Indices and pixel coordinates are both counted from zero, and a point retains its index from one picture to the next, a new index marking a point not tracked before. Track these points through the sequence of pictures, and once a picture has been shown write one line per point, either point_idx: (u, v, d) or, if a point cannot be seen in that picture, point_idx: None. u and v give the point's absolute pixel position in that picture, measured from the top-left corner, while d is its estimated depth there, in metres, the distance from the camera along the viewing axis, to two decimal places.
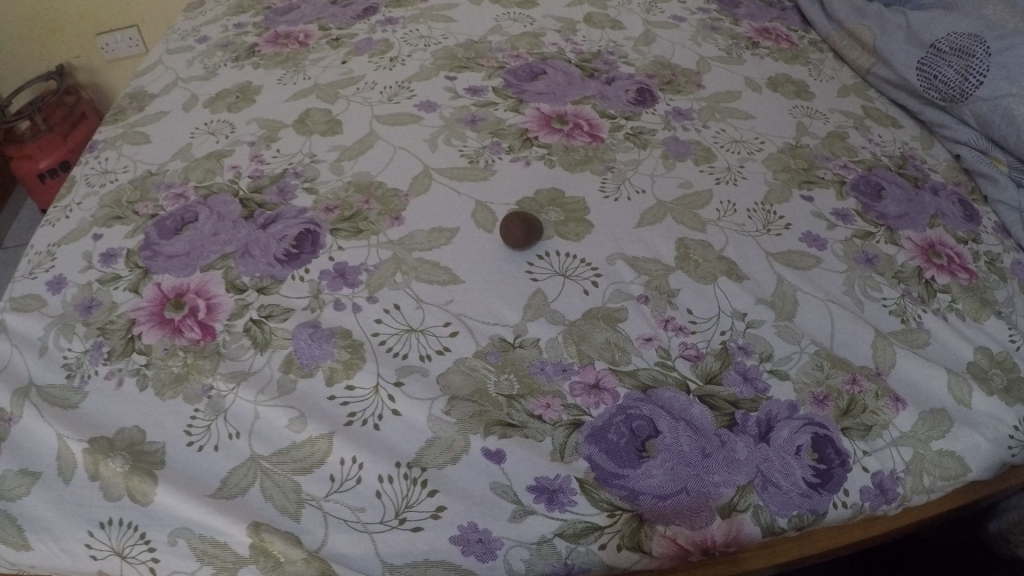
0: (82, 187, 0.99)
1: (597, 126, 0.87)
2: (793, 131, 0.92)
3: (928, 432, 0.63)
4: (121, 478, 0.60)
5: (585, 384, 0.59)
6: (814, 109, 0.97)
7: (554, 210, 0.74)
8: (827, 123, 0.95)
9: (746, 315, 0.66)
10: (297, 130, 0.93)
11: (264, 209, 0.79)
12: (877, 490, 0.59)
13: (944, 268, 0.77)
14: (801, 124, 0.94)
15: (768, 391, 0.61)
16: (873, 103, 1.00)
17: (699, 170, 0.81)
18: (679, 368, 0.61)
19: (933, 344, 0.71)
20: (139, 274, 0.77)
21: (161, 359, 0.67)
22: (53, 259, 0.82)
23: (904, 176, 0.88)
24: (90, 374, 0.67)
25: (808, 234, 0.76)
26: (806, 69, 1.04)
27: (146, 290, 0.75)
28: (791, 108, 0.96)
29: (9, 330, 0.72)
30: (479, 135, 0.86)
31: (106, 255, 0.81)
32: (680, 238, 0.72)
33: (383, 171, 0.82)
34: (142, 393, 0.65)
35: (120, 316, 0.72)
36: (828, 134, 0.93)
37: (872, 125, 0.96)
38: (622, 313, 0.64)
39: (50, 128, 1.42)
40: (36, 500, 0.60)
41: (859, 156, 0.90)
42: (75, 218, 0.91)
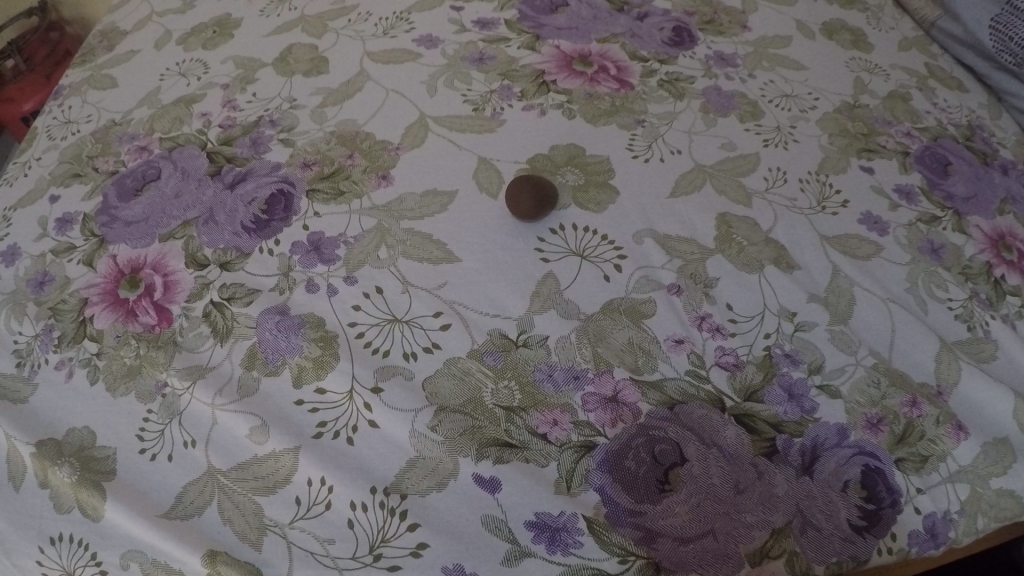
0: (42, 139, 0.88)
1: (626, 70, 0.74)
2: (852, 88, 0.78)
3: (989, 466, 0.54)
4: (69, 489, 0.54)
5: (601, 397, 0.49)
6: (874, 63, 0.82)
7: (572, 172, 0.63)
8: (890, 81, 0.81)
9: (795, 314, 0.55)
10: (275, 70, 0.81)
11: (233, 164, 0.69)
12: (927, 534, 0.51)
13: (1015, 265, 0.66)
14: (859, 80, 0.80)
15: (816, 412, 0.51)
16: (937, 61, 0.85)
17: (744, 129, 0.69)
18: (713, 379, 0.50)
19: (1000, 358, 0.60)
20: (94, 243, 0.68)
21: (113, 348, 0.59)
22: (7, 225, 0.73)
23: (972, 150, 0.75)
24: (40, 363, 0.60)
25: (867, 215, 0.64)
26: (864, 16, 0.89)
27: (100, 265, 0.66)
28: (848, 61, 0.82)
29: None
30: (487, 76, 0.73)
31: (61, 220, 0.72)
32: (723, 212, 0.60)
33: (371, 119, 0.70)
34: (92, 388, 0.58)
35: (72, 294, 0.64)
36: (889, 94, 0.79)
37: (938, 86, 0.82)
38: (648, 308, 0.53)
39: (31, 68, 1.22)
40: None
41: (924, 122, 0.77)
42: (33, 176, 0.81)
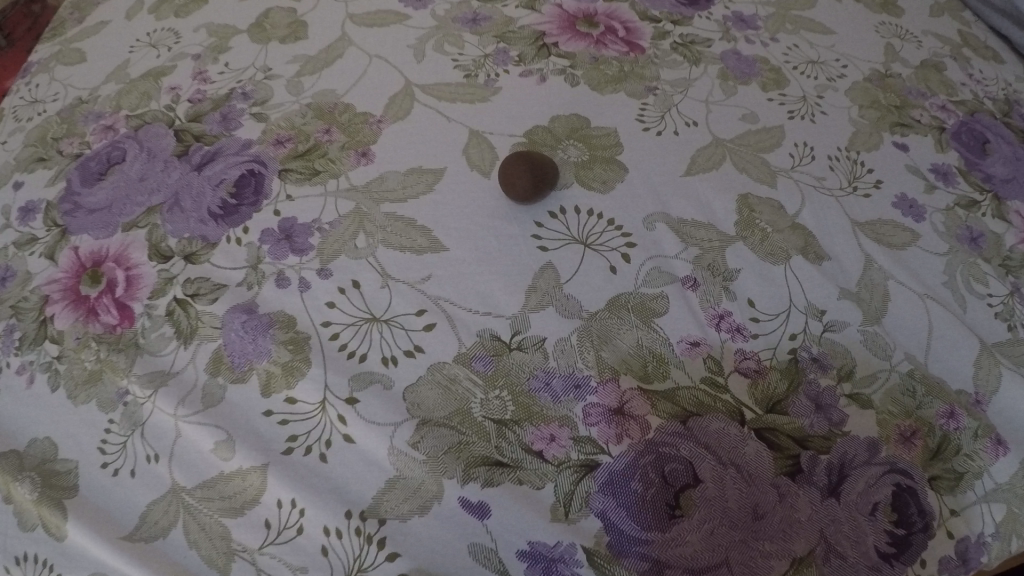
0: (8, 120, 0.82)
1: (635, 32, 0.67)
2: (882, 55, 0.71)
3: None
4: (31, 507, 0.50)
5: (605, 409, 0.43)
6: (904, 29, 0.74)
7: (575, 147, 0.57)
8: (923, 48, 0.73)
9: (825, 313, 0.49)
10: (250, 37, 0.75)
11: (201, 143, 0.63)
12: (958, 560, 0.46)
13: None
14: (890, 47, 0.72)
15: (844, 425, 0.46)
16: (970, 29, 0.77)
17: (767, 99, 0.61)
18: (732, 388, 0.44)
19: None
20: (56, 234, 0.63)
21: (74, 351, 0.55)
22: None
23: (1010, 127, 0.68)
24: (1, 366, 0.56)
25: (902, 198, 0.57)
26: None
27: (62, 258, 0.61)
28: (878, 26, 0.74)
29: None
30: (481, 39, 0.67)
31: (23, 209, 0.67)
32: (745, 193, 0.52)
33: (352, 89, 0.64)
34: (53, 395, 0.53)
35: (33, 291, 0.59)
36: (921, 62, 0.71)
37: (972, 56, 0.74)
38: (660, 304, 0.46)
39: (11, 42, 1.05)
40: None
41: (959, 96, 0.69)
42: None
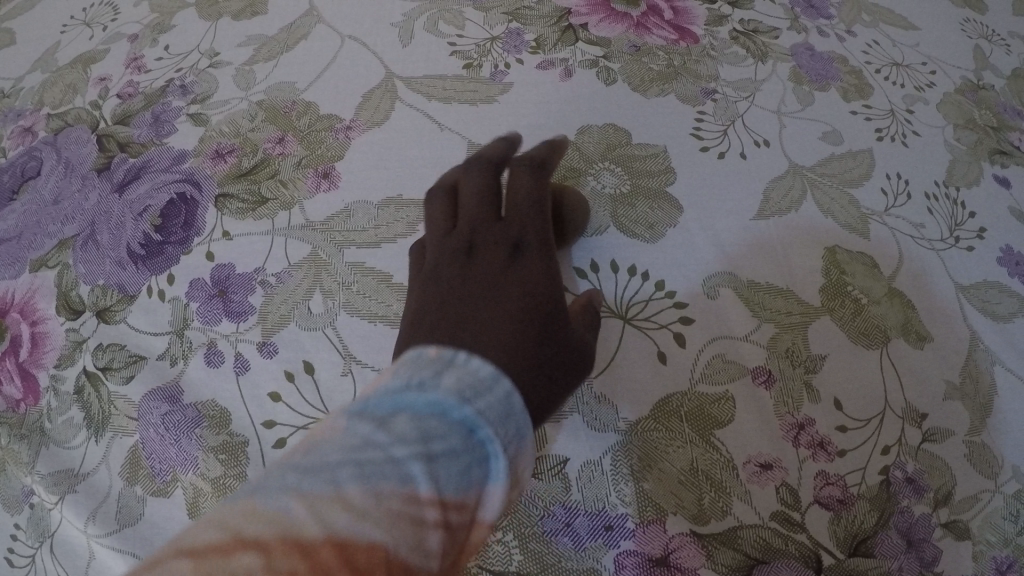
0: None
1: (684, 12, 0.53)
2: (972, 60, 0.57)
3: None
4: None
5: (644, 560, 0.32)
6: (992, 27, 0.60)
7: (611, 170, 0.45)
8: (1013, 53, 0.59)
9: (926, 417, 0.37)
10: (198, 11, 0.61)
11: (126, 155, 0.51)
12: None
13: None
14: (979, 49, 0.58)
15: (938, 564, 0.35)
16: None
17: (849, 111, 0.49)
18: (809, 526, 0.34)
19: None
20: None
21: None
22: None
23: None
24: None
25: (1006, 251, 0.45)
26: None
27: None
28: (963, 24, 0.59)
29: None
30: (487, 17, 0.53)
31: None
32: (830, 245, 0.42)
33: (317, 83, 0.50)
34: None
35: None
36: (1015, 70, 0.58)
37: None
38: (724, 409, 0.36)
39: None
40: None
41: None
42: None
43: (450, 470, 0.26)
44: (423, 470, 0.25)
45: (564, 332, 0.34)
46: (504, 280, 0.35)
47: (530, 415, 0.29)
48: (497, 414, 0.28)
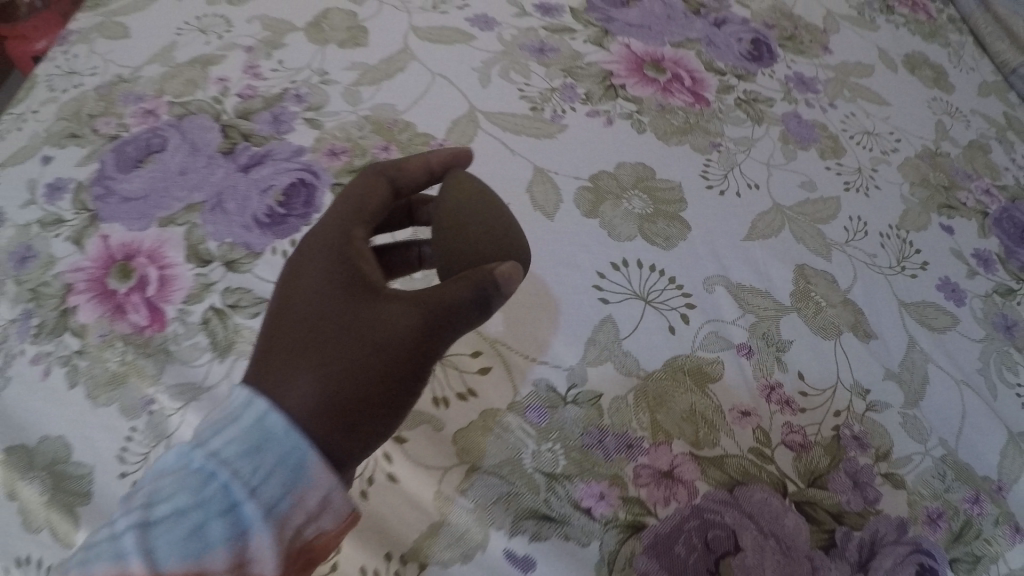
0: (41, 89, 0.82)
1: (701, 83, 0.68)
2: (933, 132, 0.72)
3: None
4: (38, 510, 0.51)
5: (655, 470, 0.44)
6: (954, 106, 0.76)
7: (640, 198, 0.58)
8: (970, 128, 0.75)
9: (868, 392, 0.50)
10: (307, 35, 0.74)
11: (248, 143, 0.63)
12: None
13: None
14: (940, 124, 0.73)
15: (879, 503, 0.46)
16: (1015, 111, 0.80)
17: (825, 167, 0.63)
18: (778, 460, 0.46)
19: None
20: (85, 217, 0.63)
21: (96, 350, 0.55)
22: None
23: None
24: (15, 353, 0.56)
25: (944, 282, 0.59)
26: (945, 52, 0.83)
27: (89, 245, 0.61)
28: (930, 101, 0.75)
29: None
30: (548, 71, 0.67)
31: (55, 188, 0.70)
32: (801, 264, 0.55)
33: (414, 107, 0.64)
34: (72, 391, 0.54)
35: (54, 277, 0.59)
36: (969, 143, 0.73)
37: (1016, 139, 0.76)
38: (715, 369, 0.49)
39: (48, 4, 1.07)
40: None
41: (1002, 180, 0.71)
42: (25, 130, 0.78)
43: (182, 529, 0.32)
44: (155, 533, 0.32)
45: (363, 332, 0.35)
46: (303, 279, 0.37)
47: (270, 447, 0.34)
48: (234, 460, 0.34)
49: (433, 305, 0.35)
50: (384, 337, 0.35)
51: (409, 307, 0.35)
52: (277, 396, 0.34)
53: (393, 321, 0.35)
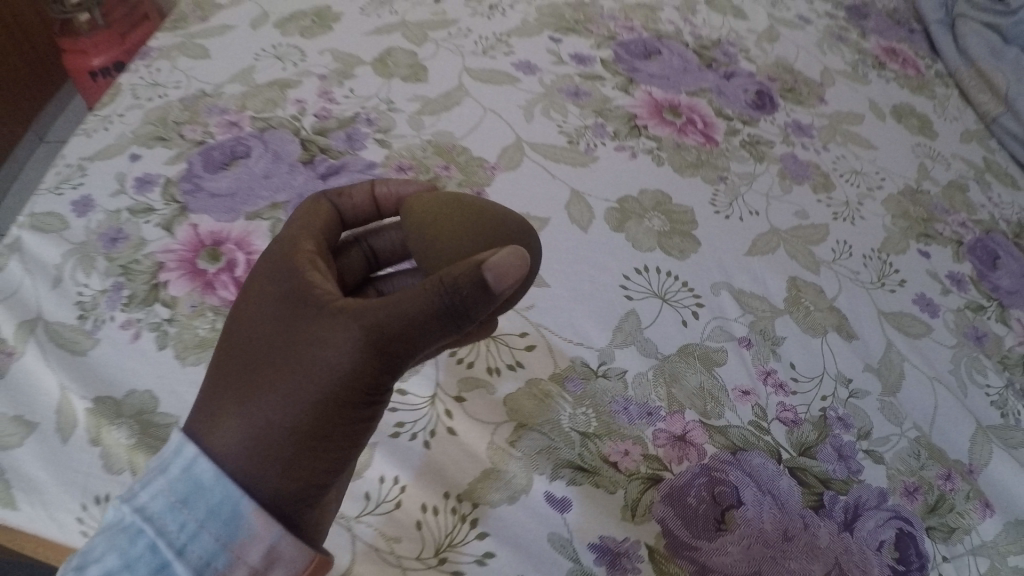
0: (126, 95, 0.94)
1: (712, 126, 0.79)
2: (915, 173, 0.81)
3: (1009, 544, 0.54)
4: (123, 450, 0.61)
5: (671, 434, 0.53)
6: (937, 150, 0.86)
7: (658, 217, 0.69)
8: (950, 169, 0.84)
9: (851, 381, 0.58)
10: (374, 70, 0.87)
11: (326, 156, 0.76)
12: None
13: None
14: (923, 166, 0.83)
15: (861, 474, 0.54)
16: (995, 156, 0.89)
17: (816, 200, 0.73)
18: (773, 432, 0.54)
19: None
20: (174, 209, 0.76)
21: (186, 318, 0.68)
22: (84, 175, 0.82)
23: (1019, 247, 0.78)
24: (105, 319, 0.68)
25: (920, 297, 0.67)
26: (931, 103, 0.92)
27: (180, 231, 0.73)
28: (914, 146, 0.85)
29: (30, 249, 0.73)
30: (582, 112, 0.79)
31: (141, 181, 0.81)
32: (793, 276, 0.65)
33: (469, 135, 0.76)
34: (161, 352, 0.66)
35: (146, 256, 0.72)
36: (949, 182, 0.82)
37: (994, 180, 0.85)
38: (719, 356, 0.58)
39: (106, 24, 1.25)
40: (27, 454, 0.61)
41: (978, 215, 0.79)
42: (113, 131, 0.88)
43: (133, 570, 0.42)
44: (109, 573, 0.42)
45: (302, 341, 0.44)
46: (257, 312, 0.46)
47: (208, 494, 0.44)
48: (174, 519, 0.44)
49: (357, 308, 0.43)
50: (322, 336, 0.43)
51: (341, 322, 0.43)
52: (230, 422, 0.44)
53: (326, 352, 0.43)
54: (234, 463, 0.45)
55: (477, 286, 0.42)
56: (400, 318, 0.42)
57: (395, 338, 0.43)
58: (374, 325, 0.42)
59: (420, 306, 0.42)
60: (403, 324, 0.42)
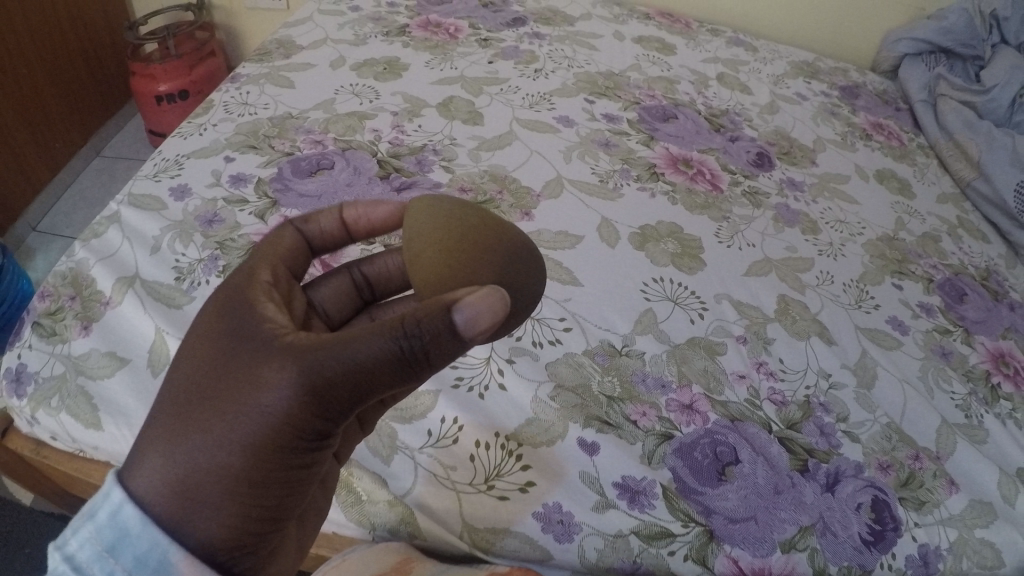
0: (220, 110, 1.09)
1: (718, 178, 0.96)
2: (892, 224, 0.93)
3: (975, 518, 0.64)
4: None
5: (680, 403, 0.66)
6: (914, 208, 0.97)
7: (672, 242, 0.83)
8: (925, 224, 0.95)
9: (830, 376, 0.71)
10: (439, 111, 1.05)
11: (400, 174, 0.93)
12: (921, 561, 0.61)
13: (1011, 377, 0.79)
14: (900, 219, 0.95)
15: (840, 448, 0.65)
16: (968, 216, 1.00)
17: (804, 239, 0.88)
18: (765, 409, 0.67)
19: (990, 443, 0.71)
20: (266, 204, 0.90)
21: None
22: (181, 168, 0.97)
23: (985, 287, 0.88)
24: (199, 282, 0.81)
25: (892, 319, 0.80)
26: (912, 169, 1.05)
27: (271, 220, 0.87)
28: (893, 204, 0.97)
29: (131, 224, 0.88)
30: (611, 159, 0.96)
31: (236, 178, 0.95)
32: (783, 295, 0.79)
33: (519, 169, 0.93)
34: None
35: (241, 236, 0.86)
36: (922, 234, 0.93)
37: (964, 235, 0.96)
38: (720, 348, 0.71)
39: (179, 57, 1.77)
40: (118, 382, 0.74)
41: (948, 260, 0.90)
42: (209, 137, 1.03)
43: None
44: None
45: (243, 384, 0.43)
46: (196, 350, 0.45)
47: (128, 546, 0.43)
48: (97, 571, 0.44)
49: (298, 349, 0.42)
50: (261, 380, 0.42)
51: (280, 365, 0.42)
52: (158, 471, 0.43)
53: (268, 398, 0.42)
54: (167, 511, 0.43)
55: (436, 332, 0.41)
56: (353, 363, 0.42)
57: (346, 388, 0.42)
58: (312, 367, 0.42)
59: (374, 355, 0.41)
60: (357, 376, 0.42)
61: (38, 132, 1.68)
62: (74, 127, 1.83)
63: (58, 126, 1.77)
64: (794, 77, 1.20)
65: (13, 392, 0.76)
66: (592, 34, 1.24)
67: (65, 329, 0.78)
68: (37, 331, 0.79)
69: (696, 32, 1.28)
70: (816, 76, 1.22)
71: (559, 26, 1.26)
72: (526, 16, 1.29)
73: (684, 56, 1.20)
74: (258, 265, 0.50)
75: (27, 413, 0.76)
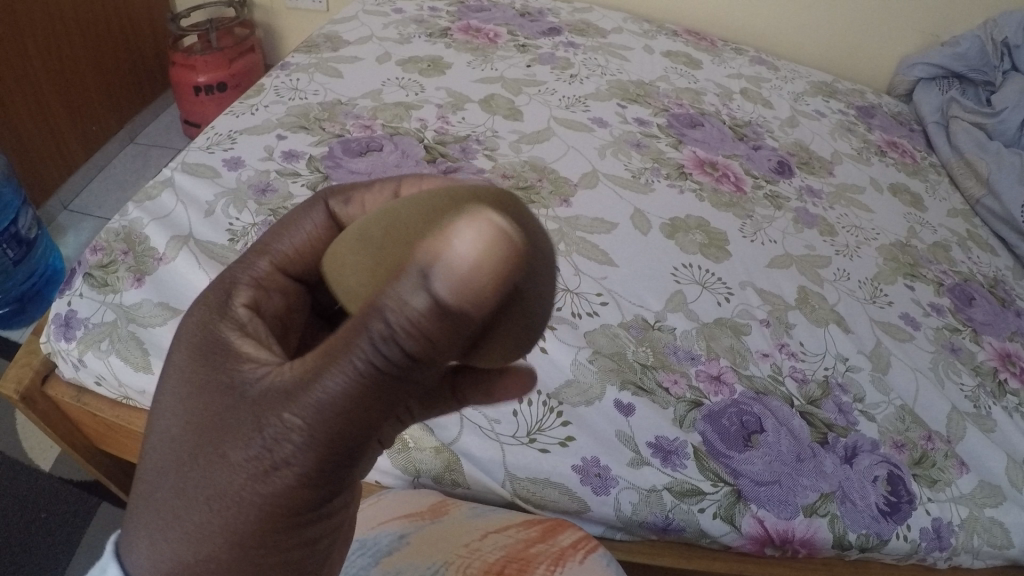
0: (271, 93, 1.14)
1: (742, 181, 1.02)
2: (904, 232, 1.00)
3: (984, 498, 0.70)
4: None
5: (709, 374, 0.71)
6: (926, 220, 1.04)
7: (700, 233, 0.89)
8: (936, 234, 1.02)
9: (847, 360, 0.76)
10: (480, 106, 1.11)
11: (446, 160, 0.98)
12: (933, 534, 0.67)
13: (1017, 375, 0.84)
14: (912, 228, 1.01)
15: (857, 425, 0.71)
16: (977, 230, 1.07)
17: (822, 240, 0.93)
18: (787, 386, 0.72)
19: (997, 432, 0.77)
20: (318, 177, 0.96)
21: None
22: (233, 143, 1.02)
23: (993, 294, 0.94)
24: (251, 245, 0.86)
25: (905, 314, 0.85)
26: (924, 185, 1.12)
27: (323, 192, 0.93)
28: (905, 214, 1.04)
29: (184, 189, 0.93)
30: (643, 158, 1.02)
31: (288, 154, 1.00)
32: (804, 287, 0.84)
33: (557, 161, 0.98)
34: None
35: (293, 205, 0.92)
36: (934, 243, 1.00)
37: (974, 247, 1.02)
38: (746, 328, 0.76)
39: (220, 50, 1.82)
40: (166, 331, 0.78)
41: (958, 268, 0.96)
42: (260, 116, 1.08)
43: None
44: None
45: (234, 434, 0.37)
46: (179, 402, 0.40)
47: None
48: None
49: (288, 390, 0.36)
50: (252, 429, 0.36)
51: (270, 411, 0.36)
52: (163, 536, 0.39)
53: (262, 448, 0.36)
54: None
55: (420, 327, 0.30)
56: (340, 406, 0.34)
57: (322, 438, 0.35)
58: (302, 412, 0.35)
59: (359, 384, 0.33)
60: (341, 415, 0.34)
61: (74, 113, 1.73)
62: (110, 112, 1.88)
63: (95, 109, 1.82)
64: (812, 96, 1.28)
65: (60, 336, 0.79)
66: (622, 47, 1.32)
67: (116, 280, 0.82)
68: (88, 280, 0.82)
69: (721, 51, 1.37)
70: (833, 96, 1.30)
71: (592, 38, 1.34)
72: (561, 27, 1.37)
73: (710, 71, 1.28)
74: (234, 284, 0.44)
75: (73, 356, 0.79)
